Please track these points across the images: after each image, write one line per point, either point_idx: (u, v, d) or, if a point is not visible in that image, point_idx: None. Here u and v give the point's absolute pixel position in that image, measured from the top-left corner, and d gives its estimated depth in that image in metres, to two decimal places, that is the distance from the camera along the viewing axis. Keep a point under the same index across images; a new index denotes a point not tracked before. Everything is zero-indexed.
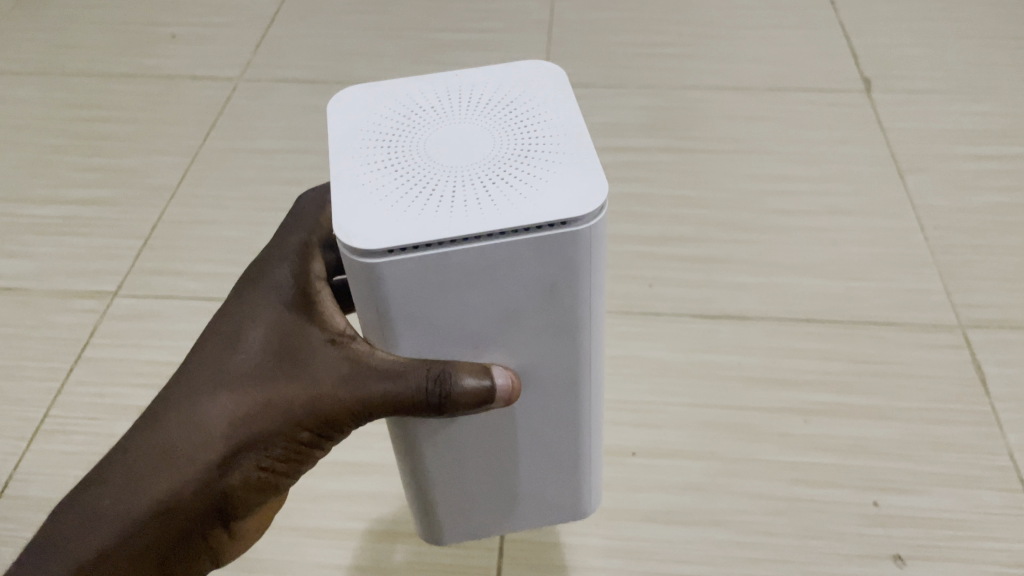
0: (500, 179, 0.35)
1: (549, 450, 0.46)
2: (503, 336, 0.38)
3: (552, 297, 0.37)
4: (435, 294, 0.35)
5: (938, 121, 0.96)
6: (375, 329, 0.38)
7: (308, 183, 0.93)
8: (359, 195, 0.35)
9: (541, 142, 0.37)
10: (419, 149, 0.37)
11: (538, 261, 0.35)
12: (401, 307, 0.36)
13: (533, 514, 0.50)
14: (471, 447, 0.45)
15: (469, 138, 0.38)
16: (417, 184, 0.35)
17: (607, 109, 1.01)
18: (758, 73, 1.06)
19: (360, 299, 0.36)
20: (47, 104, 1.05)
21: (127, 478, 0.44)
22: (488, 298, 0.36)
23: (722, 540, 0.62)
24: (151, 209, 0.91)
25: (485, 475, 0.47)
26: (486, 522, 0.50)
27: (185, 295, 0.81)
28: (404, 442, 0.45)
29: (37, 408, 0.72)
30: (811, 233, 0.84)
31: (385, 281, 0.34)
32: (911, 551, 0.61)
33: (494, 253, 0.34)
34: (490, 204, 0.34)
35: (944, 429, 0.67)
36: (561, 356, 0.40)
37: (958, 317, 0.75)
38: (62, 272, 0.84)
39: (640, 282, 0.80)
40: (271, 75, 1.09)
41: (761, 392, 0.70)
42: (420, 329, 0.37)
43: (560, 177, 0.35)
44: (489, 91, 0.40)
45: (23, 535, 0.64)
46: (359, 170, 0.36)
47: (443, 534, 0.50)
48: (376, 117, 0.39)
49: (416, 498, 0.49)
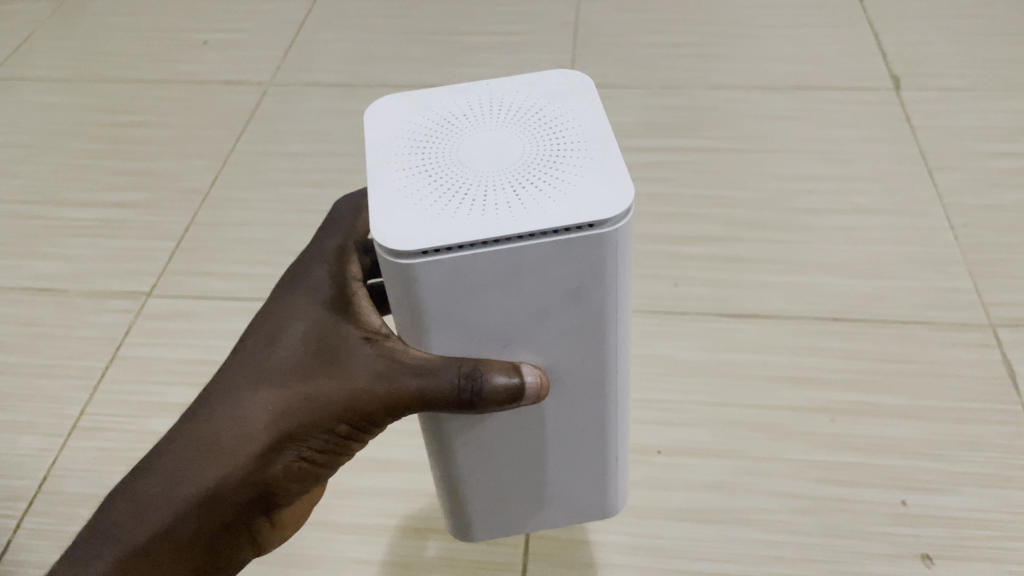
0: (529, 184, 0.35)
1: (576, 447, 0.47)
2: (532, 335, 0.39)
3: (579, 297, 0.37)
4: (467, 294, 0.36)
5: (967, 118, 0.95)
6: (410, 327, 0.38)
7: (336, 185, 0.94)
8: (397, 199, 0.35)
9: (569, 149, 0.37)
10: (450, 156, 0.38)
11: (565, 264, 0.35)
12: (435, 306, 0.36)
13: (559, 511, 0.51)
14: (499, 448, 0.45)
15: (498, 144, 0.38)
16: (449, 188, 0.36)
17: (632, 110, 1.01)
18: (784, 72, 1.05)
19: (395, 299, 0.37)
20: (83, 110, 1.08)
21: (178, 467, 0.45)
22: (518, 299, 0.37)
23: (748, 539, 0.62)
24: (185, 211, 0.93)
25: (515, 476, 0.47)
26: (515, 520, 0.51)
27: (218, 294, 0.82)
28: (434, 436, 0.45)
29: (74, 405, 0.74)
30: (838, 232, 0.83)
31: (418, 282, 0.35)
32: (939, 551, 0.60)
33: (523, 256, 0.35)
34: (520, 207, 0.34)
35: (973, 429, 0.67)
36: (588, 357, 0.41)
37: (988, 315, 0.74)
38: (98, 273, 0.86)
39: (665, 282, 0.80)
40: (302, 79, 1.11)
41: (788, 391, 0.70)
42: (453, 328, 0.38)
43: (581, 183, 0.35)
44: (519, 100, 0.41)
45: (57, 528, 0.66)
46: (397, 176, 0.37)
47: (473, 531, 0.51)
48: (410, 126, 0.39)
49: (447, 496, 0.49)
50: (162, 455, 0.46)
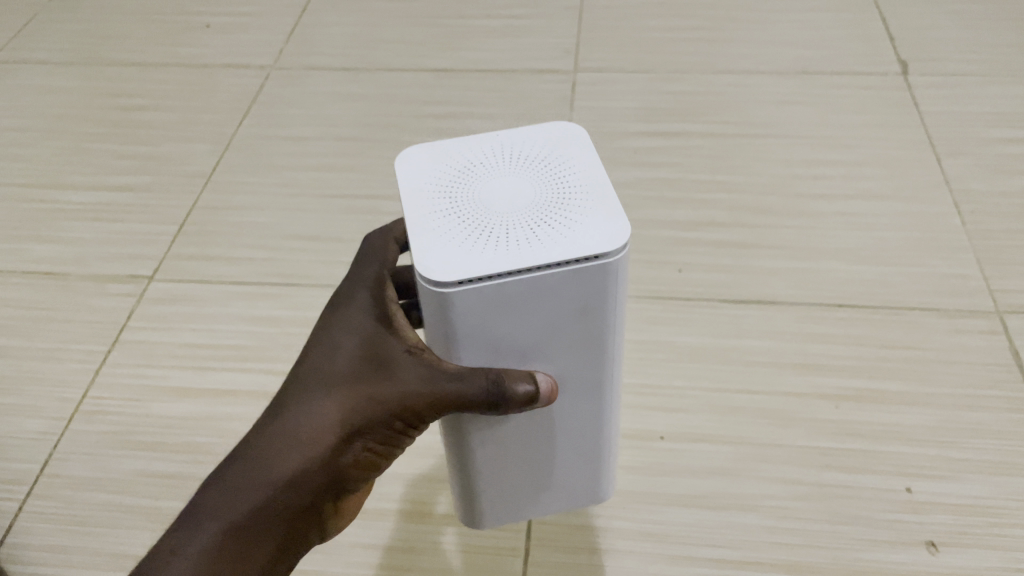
0: (547, 218, 0.37)
1: (581, 442, 0.48)
2: (550, 349, 0.41)
3: (592, 315, 0.39)
4: (497, 314, 0.38)
5: (975, 103, 0.95)
6: (438, 340, 0.40)
7: (339, 169, 0.94)
8: (429, 238, 0.36)
9: (577, 185, 0.39)
10: (473, 196, 0.38)
11: (576, 287, 0.37)
12: (466, 326, 0.38)
13: (561, 499, 0.52)
14: (510, 444, 0.47)
15: (518, 184, 0.39)
16: (476, 223, 0.37)
17: (637, 94, 1.00)
18: (791, 57, 1.04)
19: (429, 320, 0.39)
20: (86, 93, 1.07)
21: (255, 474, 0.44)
22: (541, 318, 0.38)
23: (750, 525, 0.61)
24: (187, 195, 0.92)
25: (523, 469, 0.49)
26: (522, 510, 0.52)
27: (220, 279, 0.82)
28: (454, 436, 0.46)
29: (76, 389, 0.74)
30: (844, 218, 0.83)
31: (453, 307, 0.37)
32: (944, 538, 0.60)
33: (541, 282, 0.36)
34: (543, 239, 0.36)
35: (979, 416, 0.66)
36: (597, 366, 0.43)
37: (995, 302, 0.74)
38: (100, 257, 0.85)
39: (669, 267, 0.80)
40: (305, 63, 1.10)
41: (792, 376, 0.70)
42: (480, 344, 0.40)
43: (592, 221, 0.37)
44: (522, 139, 0.42)
45: (58, 511, 0.65)
46: (425, 217, 0.37)
47: (481, 519, 0.52)
48: (427, 167, 0.40)
49: (458, 486, 0.51)
50: (233, 463, 0.45)
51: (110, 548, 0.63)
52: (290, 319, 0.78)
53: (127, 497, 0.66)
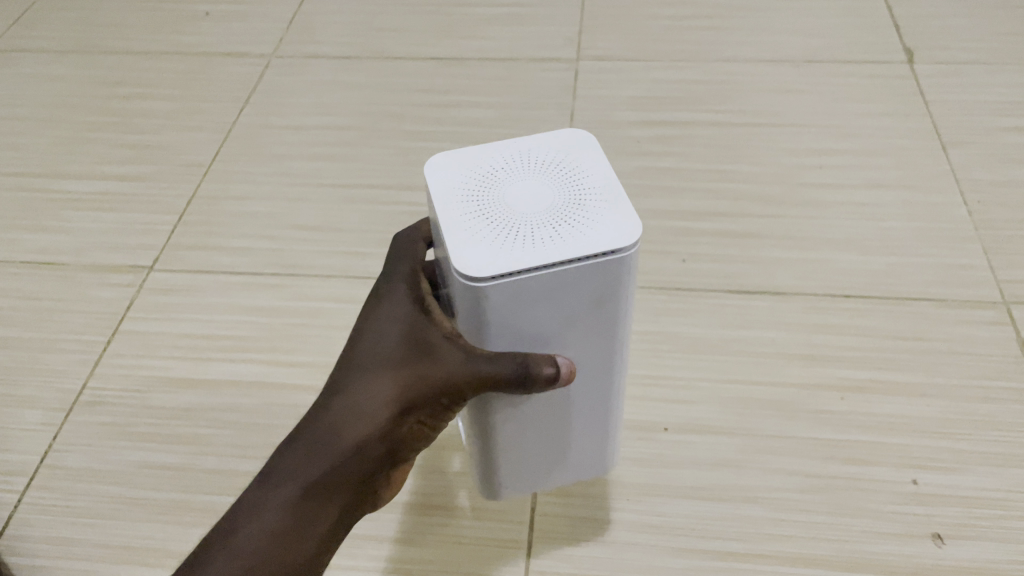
0: (570, 218, 0.39)
1: (592, 420, 0.50)
2: (572, 336, 0.43)
3: (609, 305, 0.41)
4: (526, 305, 0.39)
5: (982, 92, 0.94)
6: (468, 327, 0.42)
7: (340, 158, 0.93)
8: (460, 238, 0.38)
9: (592, 188, 0.41)
10: (499, 199, 0.41)
11: (594, 279, 0.39)
12: (498, 317, 0.40)
13: (570, 472, 0.55)
14: (533, 419, 0.48)
15: (539, 187, 0.41)
16: (505, 223, 0.39)
17: (640, 83, 1.00)
18: (795, 45, 1.04)
19: (463, 311, 0.40)
20: (85, 82, 1.06)
21: (313, 450, 0.46)
22: (565, 307, 0.40)
23: (755, 517, 0.61)
24: (187, 184, 0.91)
25: (543, 441, 0.51)
26: (537, 479, 0.54)
27: (220, 269, 0.82)
28: (480, 415, 0.48)
29: (76, 379, 0.73)
30: (849, 207, 0.82)
31: (487, 299, 0.38)
32: (951, 531, 0.59)
33: (566, 275, 0.38)
34: (569, 236, 0.38)
35: (986, 407, 0.66)
36: (612, 350, 0.45)
37: (1002, 292, 0.73)
38: (100, 247, 0.85)
39: (673, 258, 0.79)
40: (306, 51, 1.10)
41: (797, 367, 0.69)
42: (508, 334, 0.42)
43: (611, 218, 0.39)
44: (537, 149, 0.44)
45: (57, 503, 0.65)
46: (456, 220, 0.39)
47: (498, 490, 0.55)
48: (454, 174, 0.42)
49: (479, 459, 0.53)
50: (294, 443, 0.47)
51: (109, 539, 0.62)
52: (291, 309, 0.77)
53: (127, 488, 0.65)
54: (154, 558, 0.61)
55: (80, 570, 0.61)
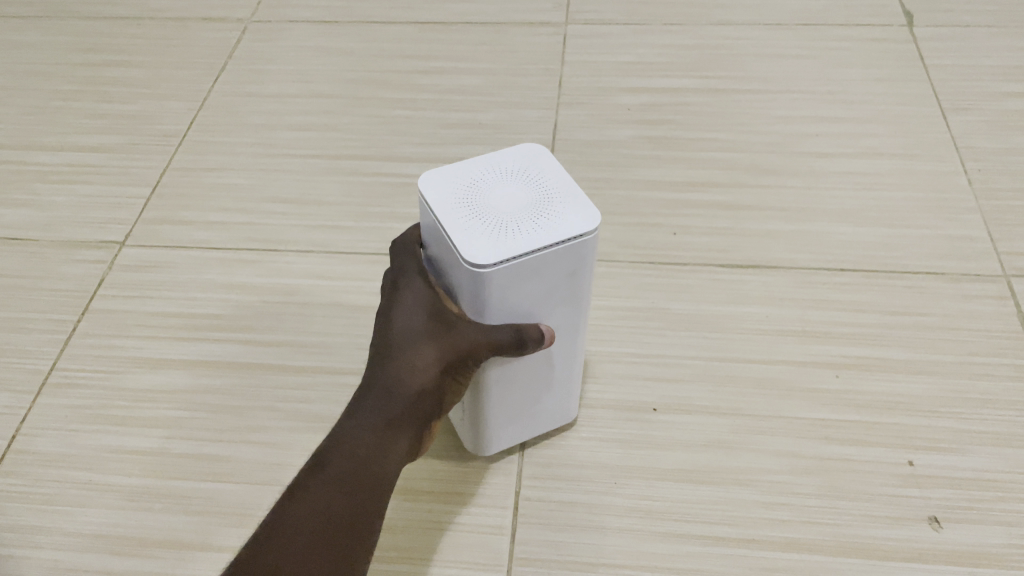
0: (551, 206, 0.42)
1: (564, 371, 0.53)
2: (552, 305, 0.46)
3: (585, 277, 0.45)
4: (521, 282, 0.42)
5: (984, 56, 0.91)
6: (467, 304, 0.45)
7: (319, 127, 0.90)
8: (459, 235, 0.40)
9: (560, 180, 0.44)
10: (485, 198, 0.42)
11: (577, 256, 0.42)
12: (496, 295, 0.42)
13: (545, 423, 0.58)
14: (521, 369, 0.50)
15: (515, 183, 0.43)
16: (497, 216, 0.41)
17: (631, 48, 0.96)
18: (791, 8, 1.00)
19: (463, 289, 0.43)
20: (55, 49, 1.02)
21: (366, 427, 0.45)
22: (550, 282, 0.44)
23: (747, 500, 0.58)
24: (161, 156, 0.88)
25: (523, 399, 0.53)
26: (520, 431, 0.56)
27: (195, 245, 0.79)
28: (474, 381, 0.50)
29: (44, 360, 0.70)
30: (846, 177, 0.79)
31: (488, 281, 0.41)
32: (946, 514, 0.57)
33: (555, 255, 0.41)
34: (555, 220, 0.41)
35: (985, 385, 0.63)
36: (581, 314, 0.48)
37: (1002, 266, 0.71)
38: (70, 221, 0.82)
39: (663, 230, 0.76)
40: (285, 16, 1.06)
41: (792, 344, 0.67)
42: (500, 311, 0.44)
43: (585, 203, 0.42)
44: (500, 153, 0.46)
45: (23, 490, 0.62)
46: (451, 221, 0.41)
47: (484, 446, 0.56)
48: (436, 181, 0.43)
49: (467, 413, 0.54)
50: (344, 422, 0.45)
51: (77, 527, 0.60)
52: (269, 287, 0.74)
53: (96, 474, 0.63)
54: (123, 547, 0.59)
55: (45, 560, 0.58)
